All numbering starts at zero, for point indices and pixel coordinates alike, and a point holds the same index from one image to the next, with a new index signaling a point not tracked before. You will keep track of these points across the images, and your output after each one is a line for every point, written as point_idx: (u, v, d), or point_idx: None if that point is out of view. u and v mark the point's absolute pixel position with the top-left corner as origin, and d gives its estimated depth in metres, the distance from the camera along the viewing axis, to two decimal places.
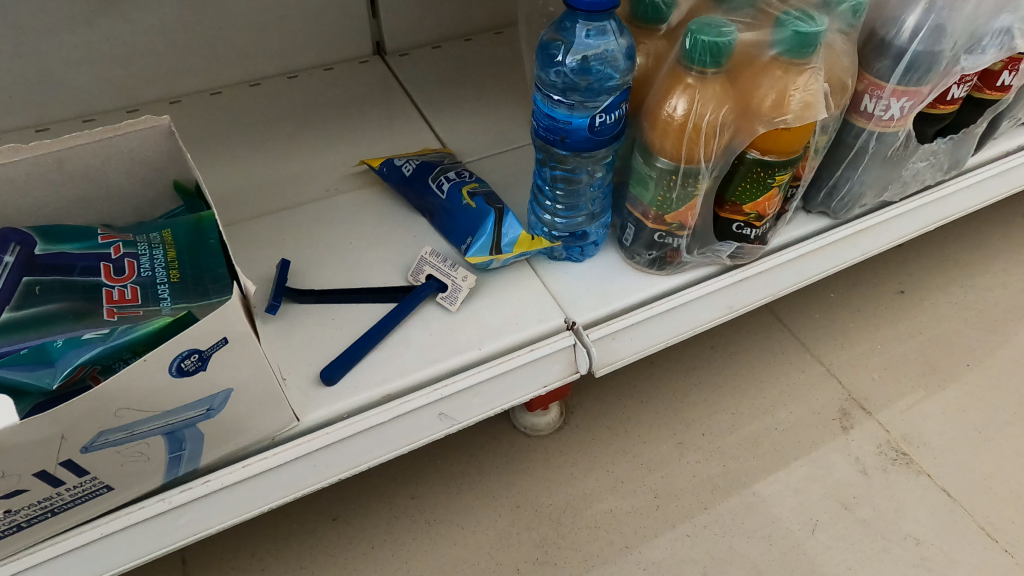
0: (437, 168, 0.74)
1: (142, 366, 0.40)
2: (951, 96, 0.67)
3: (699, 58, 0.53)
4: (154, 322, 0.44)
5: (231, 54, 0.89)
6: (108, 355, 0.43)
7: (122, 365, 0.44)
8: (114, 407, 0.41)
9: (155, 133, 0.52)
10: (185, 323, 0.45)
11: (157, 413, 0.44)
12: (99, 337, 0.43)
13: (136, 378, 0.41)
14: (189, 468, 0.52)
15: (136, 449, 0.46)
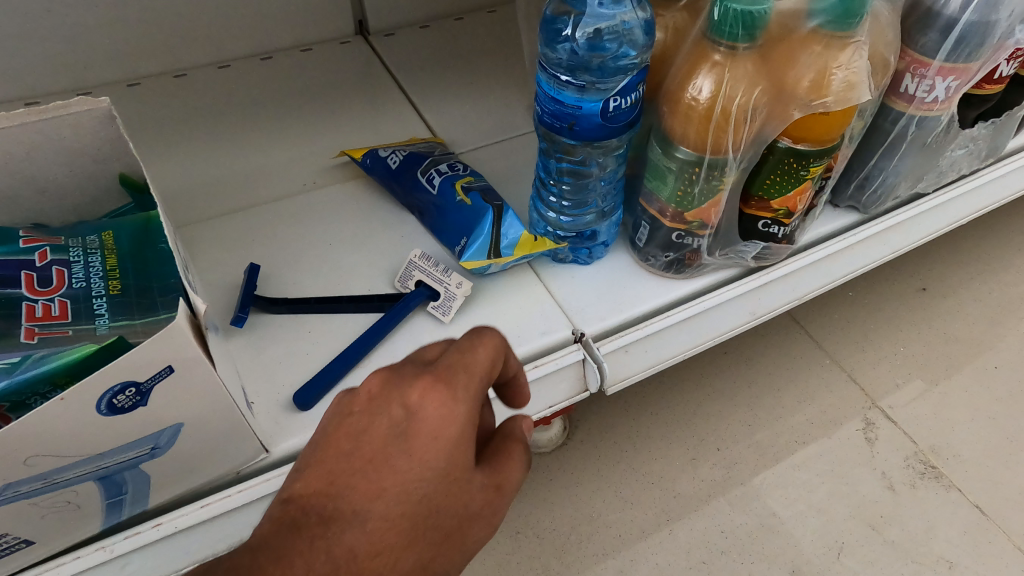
0: (427, 160, 0.66)
1: (59, 406, 0.33)
2: (998, 75, 0.60)
3: (729, 31, 0.46)
4: (75, 351, 0.36)
5: (195, 32, 0.80)
6: (18, 390, 0.35)
7: (39, 401, 0.36)
8: (25, 455, 0.34)
9: (93, 118, 0.44)
10: (117, 352, 0.37)
11: (82, 459, 0.37)
12: (5, 369, 0.36)
13: (52, 416, 0.33)
14: (135, 510, 0.45)
15: (62, 498, 0.39)
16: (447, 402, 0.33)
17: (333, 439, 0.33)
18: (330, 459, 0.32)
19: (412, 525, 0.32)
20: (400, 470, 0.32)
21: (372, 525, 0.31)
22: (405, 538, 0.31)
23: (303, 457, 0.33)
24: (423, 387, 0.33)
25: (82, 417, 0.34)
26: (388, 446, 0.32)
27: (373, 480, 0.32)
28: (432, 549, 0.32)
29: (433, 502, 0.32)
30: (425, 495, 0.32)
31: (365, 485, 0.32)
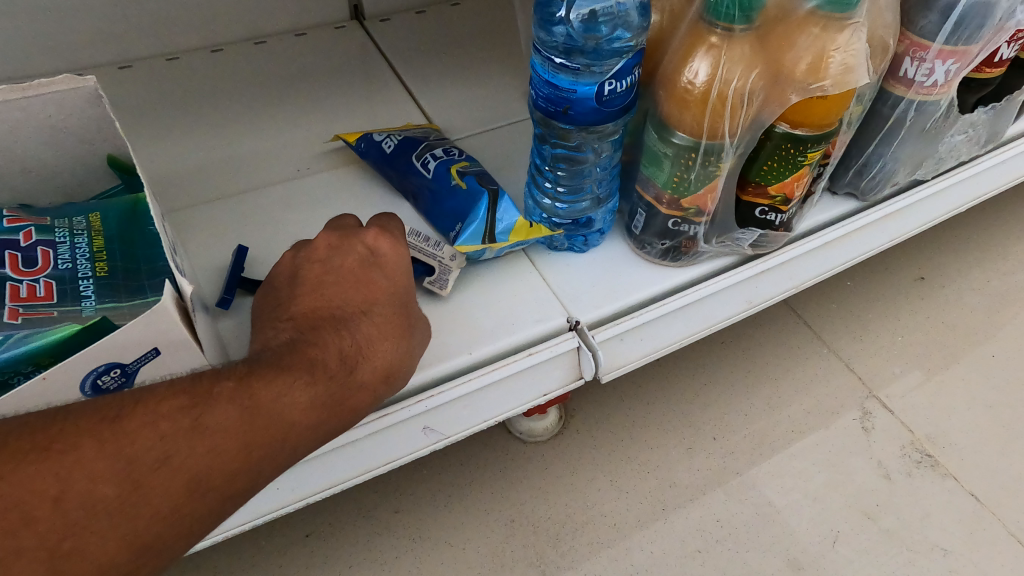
0: (423, 145, 0.65)
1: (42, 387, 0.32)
2: (998, 58, 0.59)
3: (726, 13, 0.45)
4: (59, 330, 0.36)
5: (187, 16, 0.79)
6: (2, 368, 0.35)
7: (21, 380, 0.36)
8: None
9: (79, 96, 0.43)
10: (100, 332, 0.36)
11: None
12: None
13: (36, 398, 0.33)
14: None
15: None
16: (395, 242, 0.50)
17: (319, 280, 0.46)
18: (324, 286, 0.46)
19: (401, 315, 0.46)
20: (376, 279, 0.47)
21: (381, 311, 0.45)
22: (398, 321, 0.46)
23: (293, 295, 0.46)
24: (375, 235, 0.50)
25: (64, 397, 0.34)
26: (367, 271, 0.47)
27: (361, 286, 0.46)
28: (414, 331, 0.47)
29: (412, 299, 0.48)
30: (404, 295, 0.48)
31: (359, 296, 0.45)
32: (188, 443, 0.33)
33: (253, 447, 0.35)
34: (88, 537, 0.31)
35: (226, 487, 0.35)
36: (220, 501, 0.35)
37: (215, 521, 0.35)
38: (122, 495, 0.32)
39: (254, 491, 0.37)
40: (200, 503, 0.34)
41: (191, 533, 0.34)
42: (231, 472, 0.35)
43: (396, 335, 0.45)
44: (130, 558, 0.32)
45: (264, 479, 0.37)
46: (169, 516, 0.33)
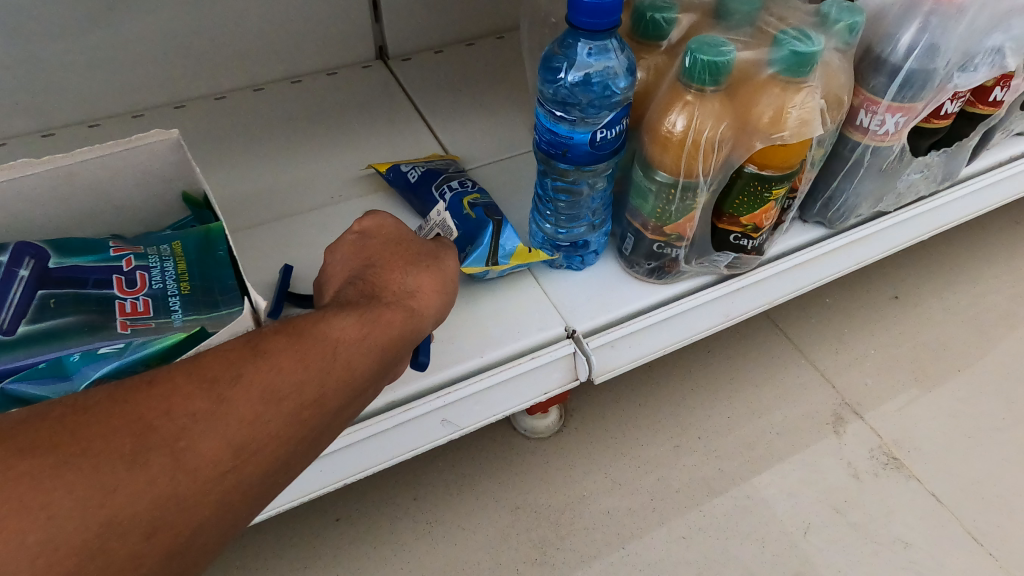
0: (441, 176, 0.74)
1: None
2: (944, 111, 0.67)
3: (699, 77, 0.54)
4: (171, 336, 0.47)
5: (235, 59, 0.89)
6: (125, 369, 0.45)
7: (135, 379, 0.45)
8: None
9: (164, 146, 0.53)
10: (200, 338, 0.48)
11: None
12: (116, 353, 0.45)
13: None
14: None
15: None
16: (376, 215, 0.57)
17: (335, 271, 0.54)
18: (338, 271, 0.53)
19: (408, 260, 0.53)
20: (374, 245, 0.54)
21: (386, 261, 0.52)
22: (405, 264, 0.52)
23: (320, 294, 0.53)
24: (364, 220, 0.56)
25: None
26: (367, 245, 0.54)
27: (364, 254, 0.53)
28: (426, 268, 0.53)
29: (416, 250, 0.54)
30: (408, 248, 0.54)
31: (363, 259, 0.53)
32: (254, 363, 0.39)
33: (308, 358, 0.41)
34: (196, 438, 0.35)
35: (298, 395, 0.39)
36: (297, 408, 0.39)
37: (298, 431, 0.39)
38: (214, 406, 0.36)
39: (328, 405, 0.41)
40: (281, 410, 0.38)
41: (280, 440, 0.38)
42: (298, 380, 0.39)
43: (406, 273, 0.51)
44: (235, 460, 0.36)
45: (334, 391, 0.41)
46: (257, 421, 0.37)
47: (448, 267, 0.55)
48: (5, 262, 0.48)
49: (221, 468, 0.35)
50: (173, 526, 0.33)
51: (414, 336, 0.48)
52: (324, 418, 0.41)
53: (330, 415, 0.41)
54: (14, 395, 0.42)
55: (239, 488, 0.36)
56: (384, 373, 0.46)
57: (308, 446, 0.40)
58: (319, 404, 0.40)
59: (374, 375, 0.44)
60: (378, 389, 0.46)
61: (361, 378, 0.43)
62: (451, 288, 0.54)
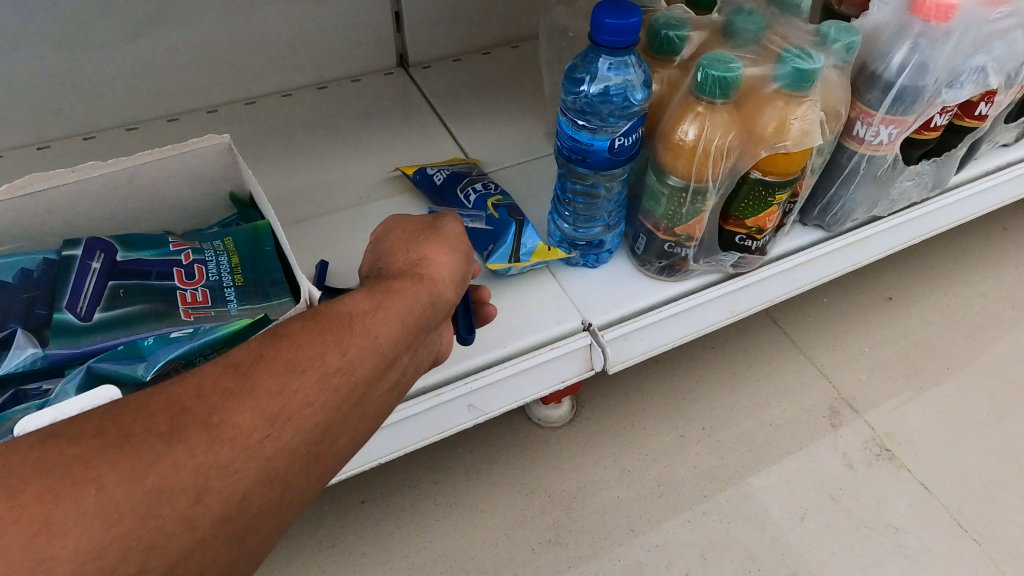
0: (466, 179, 0.79)
1: None
2: (933, 124, 0.72)
3: (709, 90, 0.59)
4: (235, 323, 0.50)
5: (266, 67, 0.94)
6: (194, 352, 0.48)
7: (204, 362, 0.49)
8: None
9: (217, 150, 0.57)
10: (260, 325, 0.51)
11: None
12: (186, 337, 0.49)
13: None
14: None
15: None
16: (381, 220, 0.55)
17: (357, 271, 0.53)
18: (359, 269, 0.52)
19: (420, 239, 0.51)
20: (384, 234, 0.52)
21: (394, 239, 0.51)
22: (413, 236, 0.51)
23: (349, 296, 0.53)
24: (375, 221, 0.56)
25: None
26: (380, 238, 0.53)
27: (377, 245, 0.52)
28: (435, 234, 0.51)
29: (422, 224, 0.53)
30: (408, 224, 0.53)
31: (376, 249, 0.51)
32: (275, 341, 0.39)
33: (326, 329, 0.40)
34: (227, 411, 0.35)
35: (321, 361, 0.39)
36: (325, 374, 0.38)
37: (332, 397, 0.38)
38: (242, 383, 0.36)
39: (358, 370, 0.40)
40: (307, 378, 0.38)
41: (313, 406, 0.37)
42: (319, 349, 0.39)
43: (414, 243, 0.50)
44: (269, 427, 0.36)
45: (360, 354, 0.40)
46: (285, 390, 0.37)
47: (455, 231, 0.53)
48: (79, 256, 0.51)
49: (257, 435, 0.35)
50: (219, 494, 0.33)
51: (435, 297, 0.47)
52: (357, 384, 0.40)
53: (364, 380, 0.40)
54: (96, 372, 0.46)
55: (280, 455, 0.36)
56: (416, 335, 0.44)
57: (348, 413, 0.40)
58: (348, 368, 0.39)
59: (403, 337, 0.43)
60: (415, 353, 0.45)
61: (388, 341, 0.42)
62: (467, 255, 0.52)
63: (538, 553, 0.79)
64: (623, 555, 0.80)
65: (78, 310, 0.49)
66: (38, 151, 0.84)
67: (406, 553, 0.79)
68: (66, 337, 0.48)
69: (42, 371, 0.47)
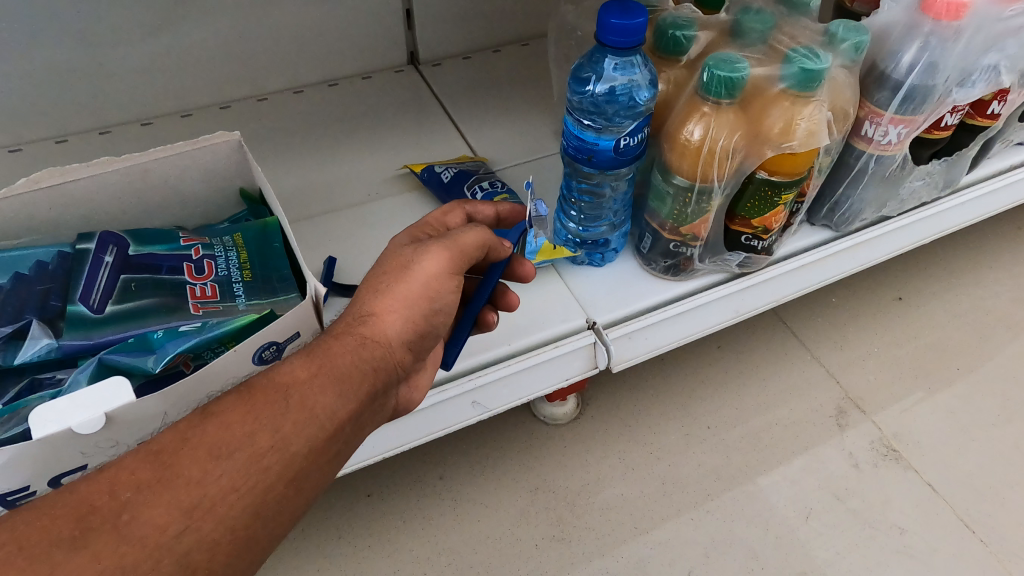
0: (472, 177, 0.80)
1: (232, 359, 0.46)
2: (944, 123, 0.70)
3: (715, 91, 0.58)
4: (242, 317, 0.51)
5: (278, 64, 0.95)
6: (202, 345, 0.49)
7: (211, 355, 0.50)
8: (208, 390, 0.46)
9: (226, 146, 0.58)
10: (268, 321, 0.52)
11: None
12: (195, 330, 0.50)
13: (228, 367, 0.46)
14: None
15: None
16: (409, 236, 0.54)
17: (365, 280, 0.50)
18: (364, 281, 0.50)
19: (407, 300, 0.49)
20: (382, 276, 0.50)
21: (363, 285, 0.50)
22: (385, 282, 0.49)
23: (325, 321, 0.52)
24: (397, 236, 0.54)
25: (244, 365, 0.47)
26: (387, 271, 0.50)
27: (378, 285, 0.49)
28: (411, 287, 0.49)
29: (403, 265, 0.51)
30: (397, 264, 0.51)
31: (371, 292, 0.49)
32: (204, 421, 0.40)
33: (257, 407, 0.41)
34: (139, 509, 0.36)
35: (250, 443, 0.40)
36: (252, 456, 0.40)
37: (262, 478, 0.40)
38: (157, 474, 0.38)
39: (293, 445, 0.41)
40: (233, 462, 0.39)
41: (238, 491, 0.39)
42: (247, 430, 0.40)
43: (383, 296, 0.49)
44: (187, 520, 0.37)
45: (292, 432, 0.41)
46: (208, 478, 0.38)
47: (447, 284, 0.50)
48: (93, 249, 0.53)
49: (172, 530, 0.37)
50: None
51: (386, 362, 0.47)
52: (292, 460, 0.41)
53: (299, 456, 0.41)
54: (107, 363, 0.47)
55: (199, 546, 0.37)
56: (358, 406, 0.45)
57: (283, 491, 0.41)
58: (279, 447, 0.41)
59: (347, 410, 0.44)
60: (357, 424, 0.45)
61: (327, 418, 0.43)
62: (451, 309, 0.51)
63: (541, 549, 0.80)
64: (626, 552, 0.80)
65: (91, 302, 0.50)
66: (55, 145, 0.86)
67: (411, 546, 0.80)
68: (79, 329, 0.49)
69: (57, 361, 0.49)
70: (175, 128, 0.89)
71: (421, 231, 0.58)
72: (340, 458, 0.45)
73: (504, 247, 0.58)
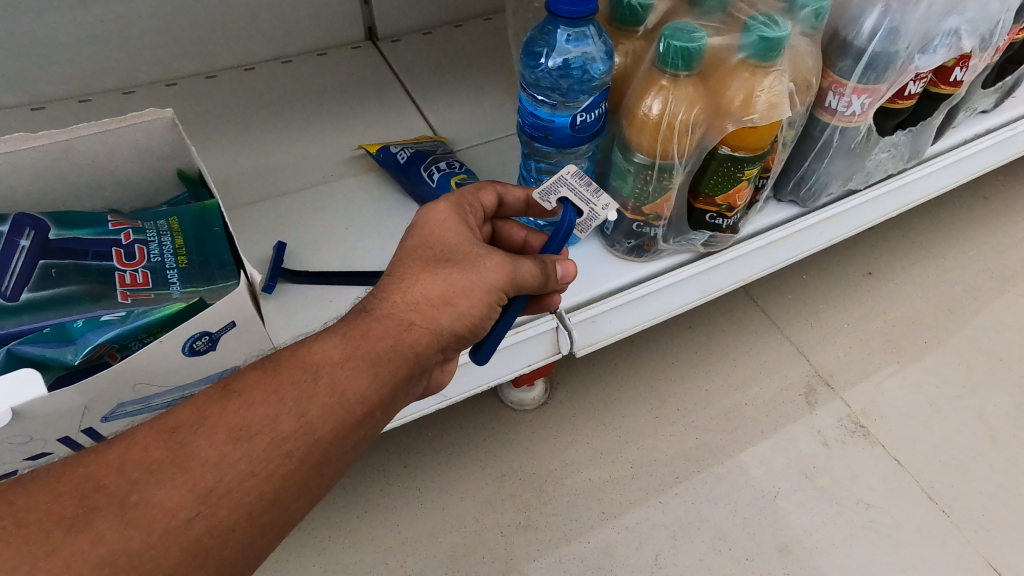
0: (429, 158, 0.77)
1: (156, 350, 0.43)
2: (908, 92, 0.68)
3: (672, 62, 0.56)
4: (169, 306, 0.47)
5: (226, 39, 0.90)
6: (126, 335, 0.46)
7: (139, 345, 0.47)
8: (132, 382, 0.44)
9: (160, 125, 0.53)
10: (198, 309, 0.48)
11: (172, 387, 0.47)
12: (118, 319, 0.47)
13: (152, 357, 0.43)
14: None
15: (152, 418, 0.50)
16: (450, 211, 0.53)
17: (404, 258, 0.49)
18: (404, 261, 0.49)
19: (450, 287, 0.48)
20: (424, 259, 0.49)
21: (403, 264, 0.49)
22: (426, 264, 0.48)
23: None
24: (436, 211, 0.53)
25: (172, 355, 0.44)
26: (429, 253, 0.49)
27: (419, 268, 0.48)
28: (455, 272, 0.48)
29: (448, 247, 0.50)
30: (438, 246, 0.50)
31: (412, 276, 0.48)
32: (225, 401, 0.40)
33: (282, 389, 0.41)
34: (148, 490, 0.37)
35: (272, 428, 0.40)
36: (274, 440, 0.40)
37: (283, 464, 0.40)
38: (173, 454, 0.38)
39: (317, 431, 0.41)
40: (254, 445, 0.39)
41: (256, 475, 0.39)
42: (270, 414, 0.40)
43: (424, 279, 0.48)
44: (199, 505, 0.37)
45: (318, 417, 0.41)
46: (226, 461, 0.38)
47: (495, 275, 0.49)
48: (5, 232, 0.49)
49: (183, 514, 0.37)
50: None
51: (424, 349, 0.46)
52: (315, 446, 0.41)
53: (323, 441, 0.41)
54: (20, 354, 0.44)
55: (212, 532, 0.37)
56: (391, 390, 0.45)
57: (304, 477, 0.41)
58: (303, 431, 0.41)
59: (379, 395, 0.44)
60: (388, 409, 0.45)
61: (358, 405, 0.43)
62: (497, 300, 0.50)
63: (507, 536, 0.79)
64: (593, 537, 0.79)
65: (4, 288, 0.47)
66: None
67: (373, 536, 0.79)
68: None
69: None
70: (115, 105, 0.84)
71: (461, 203, 0.55)
72: (365, 443, 0.45)
73: (562, 273, 0.55)
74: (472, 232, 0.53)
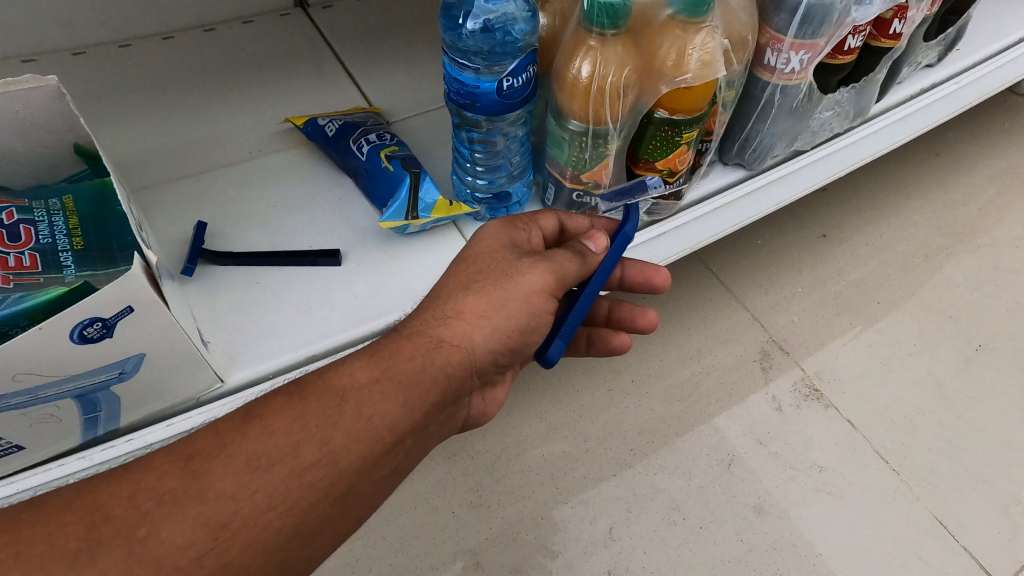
0: (359, 130, 0.73)
1: (33, 339, 0.40)
2: (847, 46, 0.67)
3: (597, 20, 0.53)
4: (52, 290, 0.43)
5: (138, 6, 0.84)
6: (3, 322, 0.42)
7: (18, 332, 0.43)
8: (12, 372, 0.41)
9: (42, 94, 0.48)
10: (85, 292, 0.44)
11: (62, 377, 0.44)
12: None
13: (30, 346, 0.40)
14: (109, 427, 0.53)
15: (45, 411, 0.46)
16: (499, 228, 0.56)
17: (452, 275, 0.53)
18: (451, 279, 0.52)
19: (484, 306, 0.50)
20: (461, 280, 0.52)
21: (442, 284, 0.53)
22: (463, 281, 0.51)
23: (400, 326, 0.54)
24: (486, 230, 0.56)
25: (56, 345, 0.41)
26: (471, 270, 0.52)
27: (459, 286, 0.51)
28: (491, 286, 0.51)
29: (486, 263, 0.53)
30: (475, 262, 0.53)
31: (447, 300, 0.51)
32: (244, 430, 0.42)
33: (309, 416, 0.43)
34: (159, 523, 0.37)
35: (293, 456, 0.41)
36: (295, 470, 0.40)
37: (306, 494, 0.40)
38: (187, 484, 0.39)
39: (341, 461, 0.42)
40: (273, 475, 0.40)
41: (275, 509, 0.39)
42: (292, 442, 0.41)
43: (460, 300, 0.50)
44: (213, 540, 0.37)
45: (343, 447, 0.42)
46: (242, 492, 0.39)
47: (534, 282, 0.52)
48: None
49: (195, 550, 0.37)
50: None
51: (457, 370, 0.48)
52: (340, 476, 0.42)
53: (348, 472, 0.42)
54: None
55: (225, 568, 0.37)
56: (421, 416, 0.46)
57: (330, 508, 0.41)
58: (327, 461, 0.41)
59: (407, 422, 0.45)
60: (420, 434, 0.47)
61: (389, 432, 0.44)
62: (537, 307, 0.52)
63: (459, 516, 0.78)
64: (548, 514, 0.78)
65: None
66: None
67: None
68: None
69: None
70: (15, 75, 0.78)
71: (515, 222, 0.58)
72: (392, 475, 0.45)
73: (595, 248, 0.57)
74: (516, 246, 0.56)
